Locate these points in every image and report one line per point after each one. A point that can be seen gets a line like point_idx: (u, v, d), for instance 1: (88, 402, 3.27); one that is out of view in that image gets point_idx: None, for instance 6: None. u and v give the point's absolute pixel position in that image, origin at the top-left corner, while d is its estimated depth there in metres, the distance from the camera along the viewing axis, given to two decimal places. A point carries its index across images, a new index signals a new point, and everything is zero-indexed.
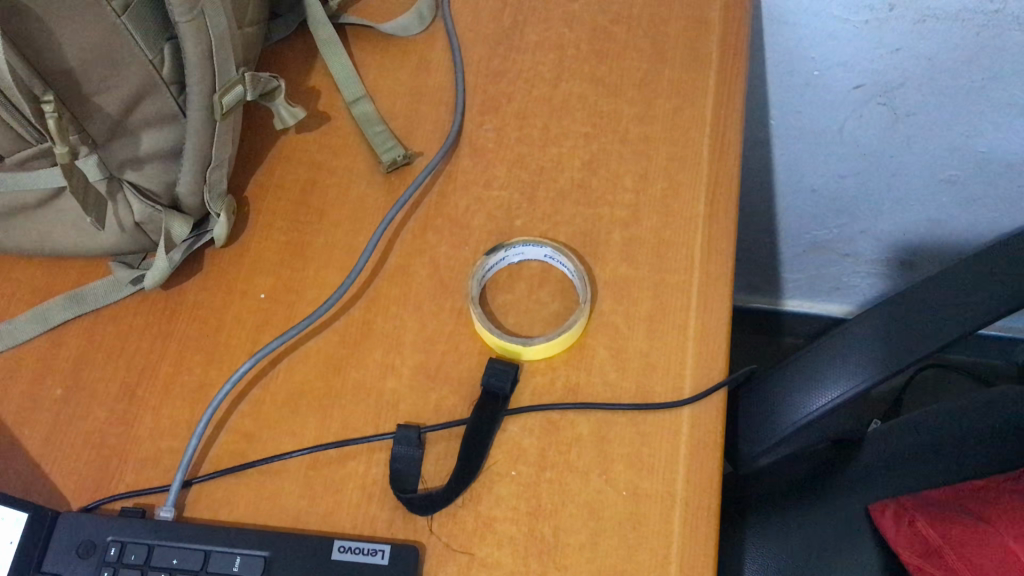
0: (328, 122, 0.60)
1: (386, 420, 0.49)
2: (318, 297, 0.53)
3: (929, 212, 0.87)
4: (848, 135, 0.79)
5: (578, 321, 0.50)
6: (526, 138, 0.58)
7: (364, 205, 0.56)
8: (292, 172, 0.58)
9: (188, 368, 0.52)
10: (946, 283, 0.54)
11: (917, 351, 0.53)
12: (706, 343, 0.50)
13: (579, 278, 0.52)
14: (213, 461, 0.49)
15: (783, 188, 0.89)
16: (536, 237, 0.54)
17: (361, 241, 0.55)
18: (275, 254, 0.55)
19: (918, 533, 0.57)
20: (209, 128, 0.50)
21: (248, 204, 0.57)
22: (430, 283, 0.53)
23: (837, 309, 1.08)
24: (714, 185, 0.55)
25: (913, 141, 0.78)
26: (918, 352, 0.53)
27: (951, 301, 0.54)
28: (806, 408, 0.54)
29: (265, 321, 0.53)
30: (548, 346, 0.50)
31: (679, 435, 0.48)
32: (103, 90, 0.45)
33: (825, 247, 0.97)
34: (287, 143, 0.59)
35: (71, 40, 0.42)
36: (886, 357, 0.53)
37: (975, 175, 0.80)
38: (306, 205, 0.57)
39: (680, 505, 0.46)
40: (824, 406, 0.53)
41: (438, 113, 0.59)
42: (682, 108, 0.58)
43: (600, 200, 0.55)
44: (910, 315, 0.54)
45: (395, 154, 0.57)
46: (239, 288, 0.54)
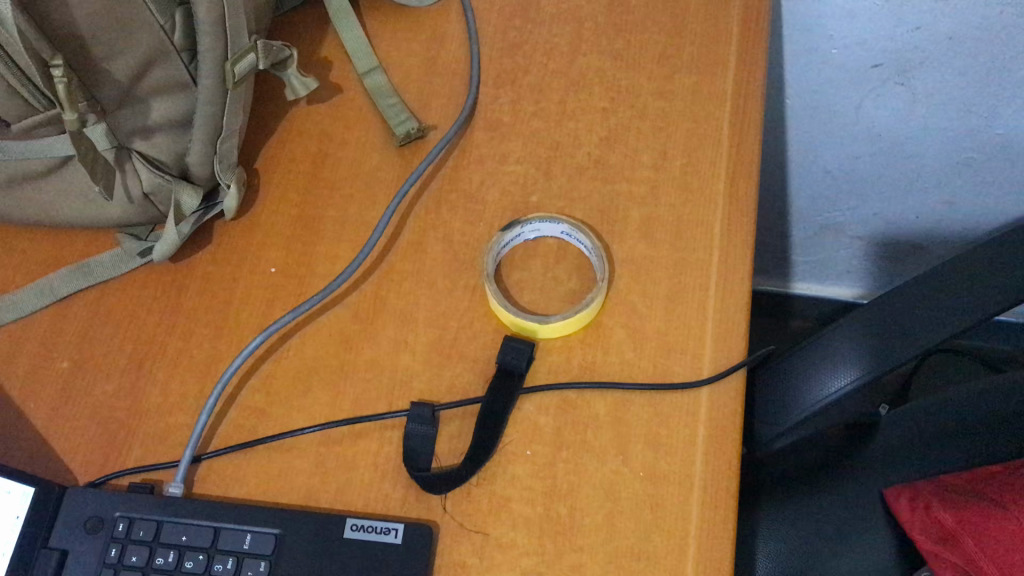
0: (339, 94, 0.58)
1: (399, 398, 0.48)
2: (330, 272, 0.52)
3: (943, 196, 0.86)
4: (864, 115, 0.78)
5: (595, 298, 0.49)
6: (542, 112, 0.57)
7: (376, 178, 0.55)
8: (303, 144, 0.57)
9: (198, 342, 0.51)
10: (967, 267, 0.53)
11: (937, 334, 0.52)
12: (725, 324, 0.49)
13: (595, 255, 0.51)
14: (222, 437, 0.48)
15: (796, 167, 0.87)
16: (553, 214, 0.53)
17: (374, 215, 0.54)
18: (286, 227, 0.54)
19: (934, 519, 0.57)
20: (221, 97, 0.48)
21: (258, 176, 0.56)
22: (444, 259, 0.52)
23: (846, 293, 1.07)
24: (734, 163, 0.54)
25: (929, 122, 0.77)
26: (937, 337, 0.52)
27: (972, 285, 0.53)
28: (824, 391, 0.53)
29: (276, 295, 0.52)
30: (565, 326, 0.49)
31: (697, 416, 0.47)
32: (112, 55, 0.44)
33: (837, 230, 0.96)
34: (298, 114, 0.58)
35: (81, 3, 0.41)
36: (904, 340, 0.52)
37: (991, 158, 0.79)
38: (317, 178, 0.55)
39: (698, 487, 0.45)
40: (844, 389, 0.53)
41: (452, 87, 0.58)
42: (701, 85, 0.56)
43: (618, 176, 0.54)
44: (933, 295, 0.53)
45: (409, 127, 0.56)
46: (248, 262, 0.53)
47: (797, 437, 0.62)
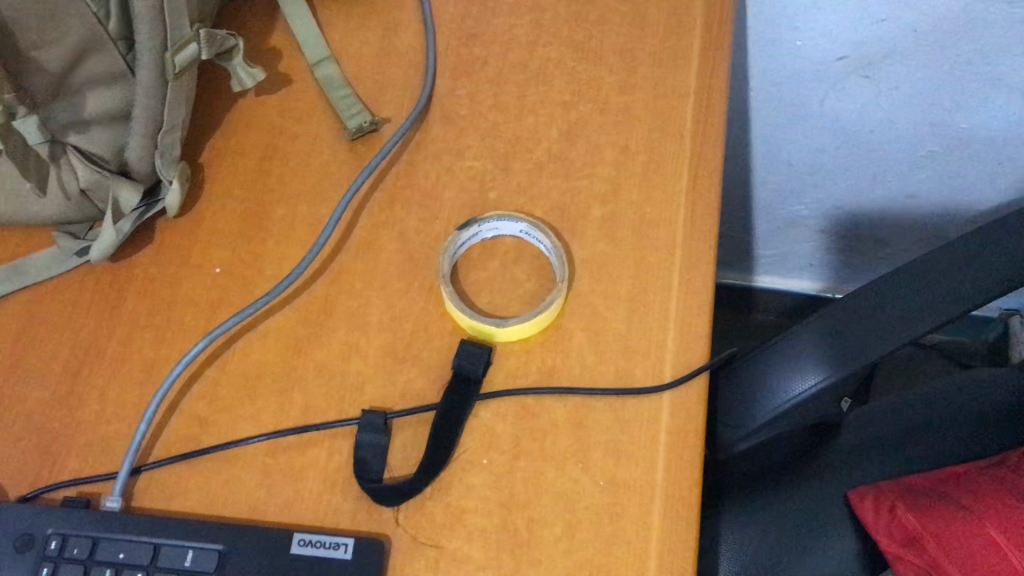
0: (289, 84, 0.56)
1: (350, 405, 0.46)
2: (278, 273, 0.50)
3: (906, 189, 0.85)
4: (829, 108, 0.77)
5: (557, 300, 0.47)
6: (500, 105, 0.55)
7: (327, 174, 0.53)
8: (250, 136, 0.54)
9: (138, 347, 0.48)
10: (932, 265, 0.52)
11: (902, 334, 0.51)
12: (688, 327, 0.48)
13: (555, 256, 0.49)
14: (163, 447, 0.46)
15: (760, 160, 0.86)
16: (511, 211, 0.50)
17: (324, 213, 0.52)
18: (232, 225, 0.51)
19: (899, 521, 0.56)
20: (161, 89, 0.46)
21: (203, 171, 0.53)
22: (398, 259, 0.50)
23: (808, 285, 1.06)
24: (698, 159, 0.52)
25: (894, 115, 0.76)
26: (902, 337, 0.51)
27: (938, 284, 0.52)
28: (787, 391, 0.52)
29: (221, 297, 0.49)
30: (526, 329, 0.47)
31: (659, 422, 0.46)
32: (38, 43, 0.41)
33: (800, 223, 0.95)
34: (245, 106, 0.55)
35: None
36: (870, 341, 0.51)
37: (955, 151, 0.79)
38: (265, 172, 0.53)
39: (659, 497, 0.44)
40: (809, 388, 0.52)
41: (407, 78, 0.56)
42: (664, 77, 0.55)
43: (578, 173, 0.52)
44: (898, 293, 0.52)
45: (362, 120, 0.53)
46: (192, 261, 0.50)
47: (760, 437, 0.61)
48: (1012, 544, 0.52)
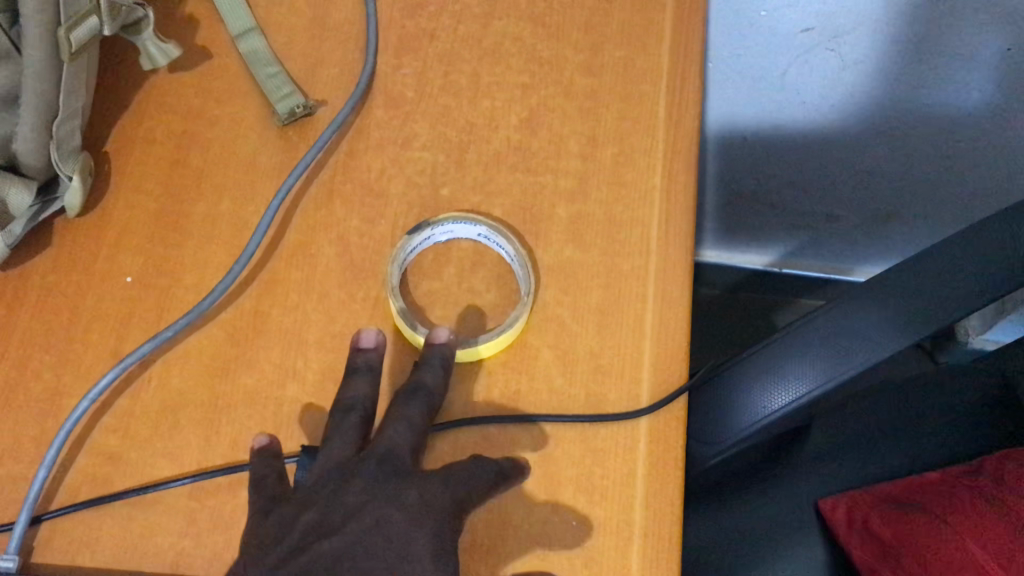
0: (209, 58, 0.49)
1: (287, 439, 0.41)
2: (199, 282, 0.43)
3: (864, 168, 0.80)
4: (788, 82, 0.71)
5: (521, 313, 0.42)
6: (452, 87, 0.49)
7: (254, 165, 0.46)
8: (165, 121, 0.47)
9: (36, 372, 0.42)
10: (922, 267, 0.47)
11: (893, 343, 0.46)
12: (665, 342, 0.43)
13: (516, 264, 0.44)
14: (68, 491, 0.40)
15: (714, 132, 0.80)
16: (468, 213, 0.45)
17: (251, 210, 0.45)
18: (144, 225, 0.45)
19: (873, 535, 0.54)
20: (54, 71, 0.39)
21: (108, 161, 0.46)
22: (338, 266, 0.44)
23: (757, 263, 1.00)
24: (674, 151, 0.47)
25: (857, 93, 0.70)
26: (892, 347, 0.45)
27: (929, 288, 0.47)
28: (761, 408, 0.46)
29: (132, 311, 0.43)
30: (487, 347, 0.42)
31: (636, 452, 0.41)
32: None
33: (752, 199, 0.89)
34: (158, 85, 0.48)
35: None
36: (856, 352, 0.46)
37: (919, 132, 0.72)
38: (182, 163, 0.46)
39: (638, 537, 0.39)
40: (786, 401, 0.46)
41: (345, 53, 0.49)
42: (634, 58, 0.49)
43: (541, 167, 0.47)
44: (886, 304, 0.46)
45: (293, 103, 0.47)
46: (98, 268, 0.44)
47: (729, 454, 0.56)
48: (981, 543, 0.51)
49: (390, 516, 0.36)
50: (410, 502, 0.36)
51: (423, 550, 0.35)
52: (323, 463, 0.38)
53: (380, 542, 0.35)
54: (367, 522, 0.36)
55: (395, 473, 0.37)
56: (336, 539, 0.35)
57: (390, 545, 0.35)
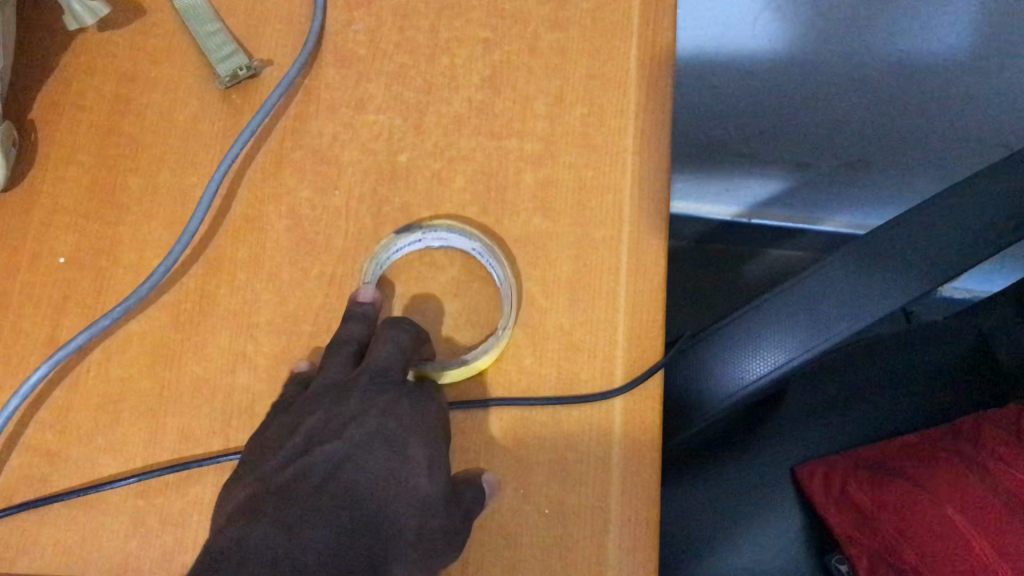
0: (142, 15, 0.45)
1: (238, 431, 0.38)
2: (138, 261, 0.40)
3: (837, 114, 0.76)
4: (759, 30, 0.66)
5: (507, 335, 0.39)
6: (408, 44, 0.45)
7: (195, 132, 0.43)
8: (95, 85, 0.43)
9: None
10: (909, 224, 0.44)
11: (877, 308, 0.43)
12: (641, 316, 0.41)
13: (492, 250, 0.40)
14: (4, 493, 0.37)
15: (681, 80, 0.76)
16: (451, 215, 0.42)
17: (193, 182, 0.42)
18: (75, 201, 0.41)
19: (851, 500, 0.52)
20: None
21: (35, 131, 0.42)
22: (289, 241, 0.41)
23: (725, 212, 0.98)
24: (647, 109, 0.44)
25: (828, 37, 0.65)
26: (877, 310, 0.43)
27: (917, 248, 0.44)
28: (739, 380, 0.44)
29: (66, 295, 0.40)
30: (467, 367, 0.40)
31: (611, 434, 0.39)
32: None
33: (722, 147, 0.86)
34: (87, 46, 0.44)
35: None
36: (838, 317, 0.43)
37: (896, 77, 0.68)
38: (116, 131, 0.43)
39: (615, 525, 0.38)
40: (754, 381, 0.43)
41: (291, 7, 0.46)
42: (604, 9, 0.46)
43: (506, 129, 0.43)
44: (872, 266, 0.44)
45: (235, 64, 0.43)
46: (27, 249, 0.40)
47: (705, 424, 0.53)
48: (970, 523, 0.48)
49: (388, 422, 0.36)
50: (405, 413, 0.36)
51: (410, 457, 0.35)
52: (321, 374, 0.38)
53: (371, 449, 0.35)
54: (358, 431, 0.36)
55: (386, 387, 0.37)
56: (330, 441, 0.35)
57: (377, 454, 0.35)
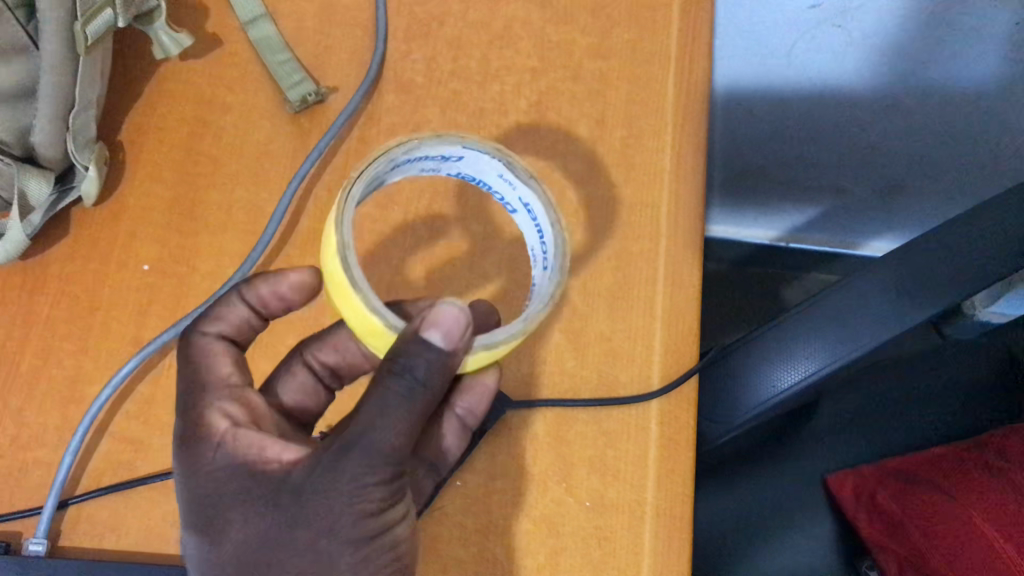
0: (219, 46, 0.49)
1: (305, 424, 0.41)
2: (216, 269, 0.44)
3: (872, 140, 0.78)
4: (796, 59, 0.69)
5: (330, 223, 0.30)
6: (461, 72, 0.49)
7: (267, 152, 0.47)
8: (177, 109, 0.48)
9: (58, 360, 0.43)
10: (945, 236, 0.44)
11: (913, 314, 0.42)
12: (676, 325, 0.44)
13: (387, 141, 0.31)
14: (93, 477, 0.41)
15: (720, 106, 0.79)
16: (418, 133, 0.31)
17: (266, 198, 0.46)
18: (158, 215, 0.45)
19: (878, 507, 0.55)
20: (71, 64, 0.40)
21: (123, 150, 0.47)
22: (352, 252, 0.45)
23: (763, 234, 1.00)
24: (682, 133, 0.47)
25: (861, 66, 0.67)
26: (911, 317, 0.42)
27: (953, 261, 0.43)
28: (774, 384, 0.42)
29: (151, 299, 0.43)
30: (389, 323, 0.30)
31: (648, 433, 0.42)
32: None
33: (759, 172, 0.89)
34: (169, 73, 0.48)
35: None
36: (875, 323, 0.42)
37: (929, 104, 0.70)
38: (196, 151, 0.47)
39: (650, 516, 0.41)
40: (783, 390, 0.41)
41: (355, 39, 0.50)
42: (643, 39, 0.49)
43: (551, 150, 0.47)
44: (908, 275, 0.43)
45: (305, 90, 0.47)
46: (115, 258, 0.44)
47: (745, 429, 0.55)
48: (990, 523, 0.49)
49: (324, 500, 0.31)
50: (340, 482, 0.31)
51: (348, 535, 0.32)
52: (227, 476, 0.33)
53: (315, 560, 0.32)
54: (295, 537, 0.32)
55: (317, 467, 0.31)
56: (269, 561, 0.32)
57: (328, 563, 0.32)
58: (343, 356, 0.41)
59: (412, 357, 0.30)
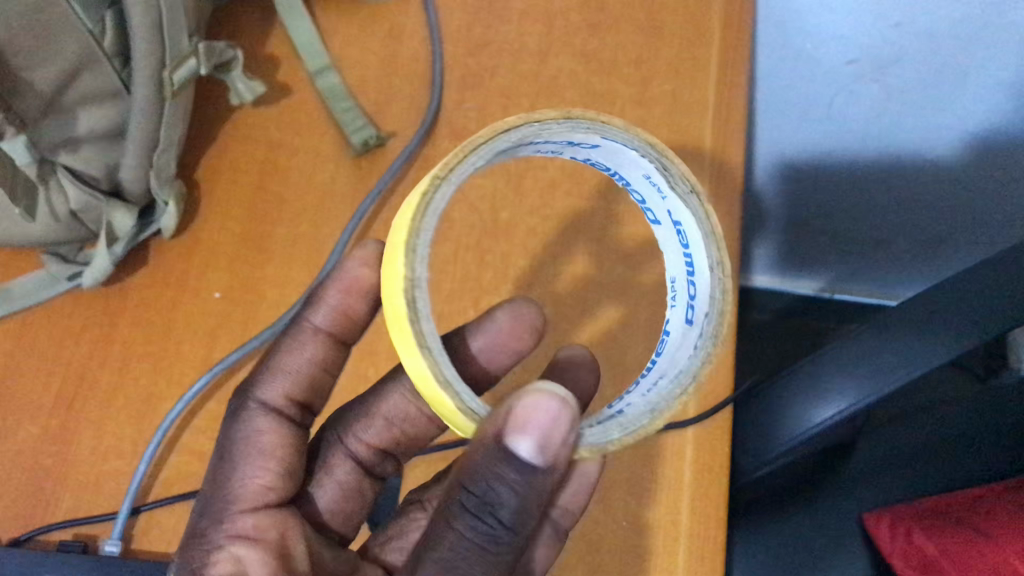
0: (288, 95, 0.53)
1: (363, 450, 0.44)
2: (280, 298, 0.47)
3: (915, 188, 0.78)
4: (836, 110, 0.70)
5: (398, 256, 0.31)
6: (511, 119, 0.52)
7: (330, 193, 0.50)
8: (249, 152, 0.52)
9: (134, 378, 0.46)
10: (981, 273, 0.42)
11: (939, 352, 0.41)
12: None
13: (471, 139, 0.31)
14: (164, 486, 0.44)
15: (762, 157, 0.81)
16: (512, 121, 0.32)
17: (328, 234, 0.49)
18: (229, 247, 0.49)
19: (915, 546, 0.53)
20: (158, 108, 0.44)
21: (199, 188, 0.51)
22: None
23: (808, 286, 1.01)
24: (719, 178, 0.50)
25: (902, 116, 0.69)
26: (938, 353, 0.41)
27: (988, 298, 0.41)
28: (796, 424, 0.42)
29: (220, 325, 0.47)
30: (464, 407, 0.31)
31: (683, 458, 0.45)
32: (22, 52, 0.38)
33: (803, 224, 0.90)
34: (242, 120, 0.52)
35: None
36: (897, 360, 0.41)
37: (973, 153, 0.70)
38: (265, 190, 0.50)
39: (684, 537, 0.43)
40: (804, 431, 0.42)
41: (413, 90, 0.53)
42: (682, 91, 0.52)
43: (594, 192, 0.50)
44: (935, 311, 0.42)
45: (366, 135, 0.50)
46: (188, 287, 0.48)
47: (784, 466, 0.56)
48: None
49: None
50: None
51: None
52: None
53: None
54: None
55: None
56: None
57: None
58: (391, 430, 0.44)
59: (500, 463, 0.33)
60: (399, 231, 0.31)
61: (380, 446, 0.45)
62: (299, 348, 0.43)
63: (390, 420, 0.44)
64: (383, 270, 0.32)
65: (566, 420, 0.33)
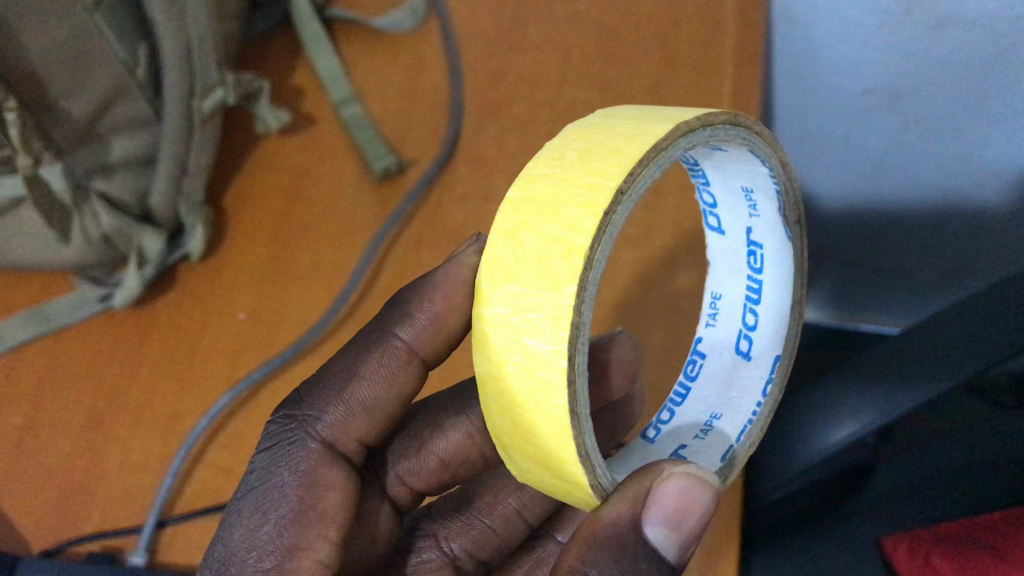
0: (313, 126, 0.55)
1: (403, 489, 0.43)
2: (303, 319, 0.49)
3: (945, 244, 0.70)
4: (855, 144, 0.67)
5: (560, 285, 0.27)
6: (527, 146, 0.53)
7: (352, 218, 0.52)
8: (274, 180, 0.53)
9: (162, 396, 0.48)
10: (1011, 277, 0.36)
11: (944, 362, 0.36)
12: None
13: (656, 140, 0.29)
14: (190, 499, 0.45)
15: None
16: (692, 120, 0.30)
17: (350, 257, 0.51)
18: (254, 270, 0.51)
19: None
20: (186, 135, 0.46)
21: (227, 214, 0.52)
22: None
23: None
24: None
25: (923, 152, 0.64)
26: (940, 368, 0.36)
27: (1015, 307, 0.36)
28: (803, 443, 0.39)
29: (244, 345, 0.48)
30: (596, 481, 0.30)
31: None
32: (60, 77, 0.40)
33: None
34: (269, 149, 0.55)
35: (33, 19, 0.37)
36: (903, 374, 0.36)
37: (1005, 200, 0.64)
38: (289, 214, 0.52)
39: None
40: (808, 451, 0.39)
41: (433, 120, 0.55)
42: None
43: None
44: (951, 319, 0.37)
45: (388, 162, 0.52)
46: (214, 310, 0.50)
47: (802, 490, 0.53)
48: None
49: None
50: None
51: None
52: None
53: None
54: None
55: None
56: None
57: None
58: (443, 469, 0.43)
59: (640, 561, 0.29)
60: (546, 244, 0.28)
61: (423, 487, 0.44)
62: (386, 380, 0.39)
63: (446, 463, 0.43)
64: (501, 284, 0.29)
65: (713, 508, 0.30)
